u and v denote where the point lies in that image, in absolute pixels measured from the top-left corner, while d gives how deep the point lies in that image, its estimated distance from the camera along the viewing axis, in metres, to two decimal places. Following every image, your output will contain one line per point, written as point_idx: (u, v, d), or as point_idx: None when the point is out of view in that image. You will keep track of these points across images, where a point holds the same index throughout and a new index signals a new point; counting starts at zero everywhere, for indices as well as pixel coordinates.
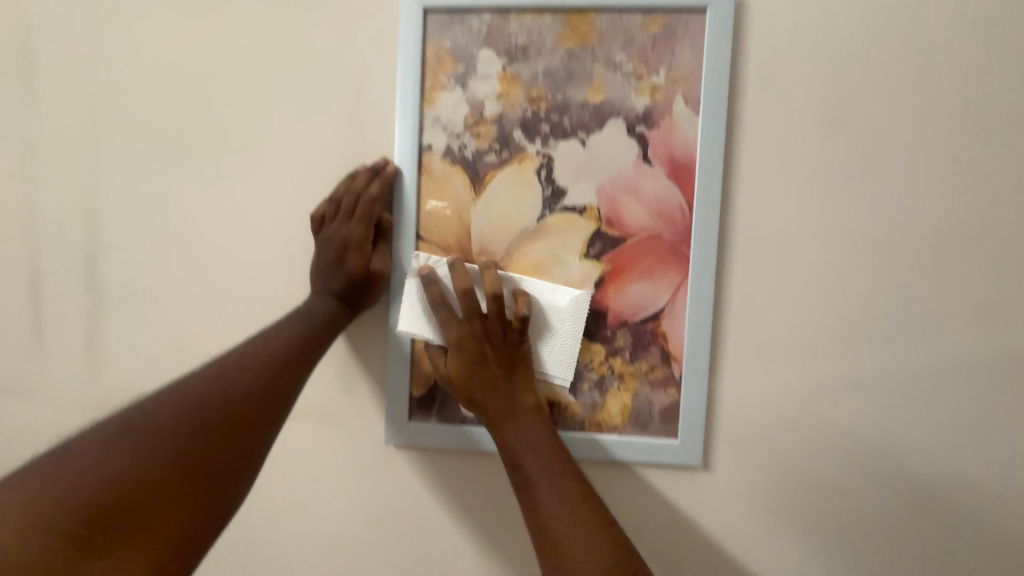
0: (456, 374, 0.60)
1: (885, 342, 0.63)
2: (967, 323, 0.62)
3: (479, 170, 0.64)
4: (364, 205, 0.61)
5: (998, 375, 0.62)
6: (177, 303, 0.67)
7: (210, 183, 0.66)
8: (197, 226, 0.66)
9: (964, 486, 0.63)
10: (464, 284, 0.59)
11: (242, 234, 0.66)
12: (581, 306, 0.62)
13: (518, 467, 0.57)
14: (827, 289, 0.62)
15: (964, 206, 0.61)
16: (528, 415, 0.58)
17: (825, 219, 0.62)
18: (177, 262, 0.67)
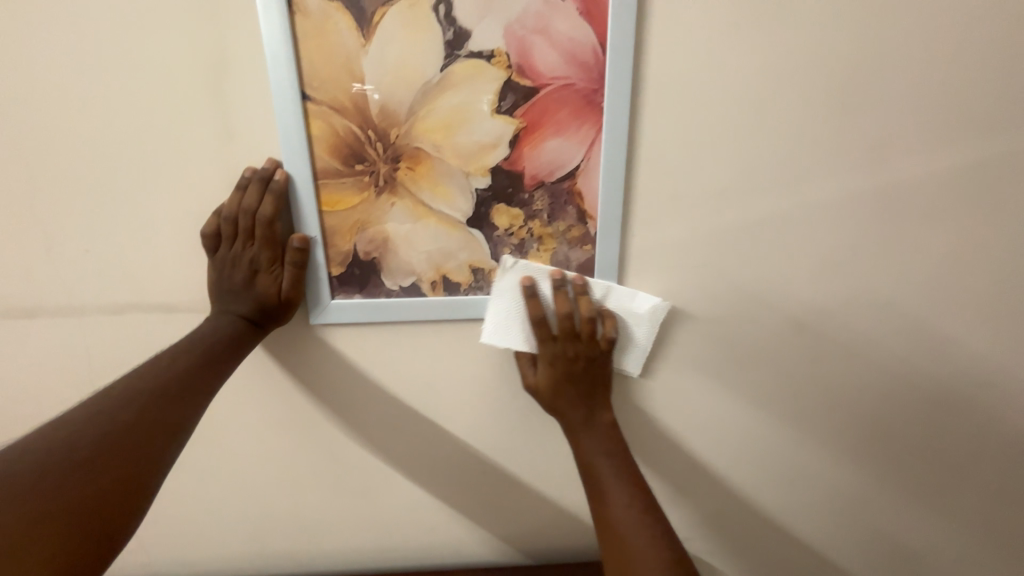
0: (545, 385, 0.67)
1: (782, 184, 0.67)
2: (854, 160, 0.67)
3: (365, 7, 0.55)
4: (263, 228, 0.59)
5: (865, 231, 0.70)
6: (27, 198, 0.61)
7: (27, 47, 0.56)
8: (25, 104, 0.58)
9: (827, 327, 0.75)
10: (565, 309, 0.64)
11: (94, 99, 0.58)
12: (656, 314, 0.69)
13: (591, 470, 0.64)
14: (729, 145, 0.64)
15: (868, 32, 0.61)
16: (602, 432, 0.65)
17: (731, 72, 0.61)
18: (13, 150, 0.59)
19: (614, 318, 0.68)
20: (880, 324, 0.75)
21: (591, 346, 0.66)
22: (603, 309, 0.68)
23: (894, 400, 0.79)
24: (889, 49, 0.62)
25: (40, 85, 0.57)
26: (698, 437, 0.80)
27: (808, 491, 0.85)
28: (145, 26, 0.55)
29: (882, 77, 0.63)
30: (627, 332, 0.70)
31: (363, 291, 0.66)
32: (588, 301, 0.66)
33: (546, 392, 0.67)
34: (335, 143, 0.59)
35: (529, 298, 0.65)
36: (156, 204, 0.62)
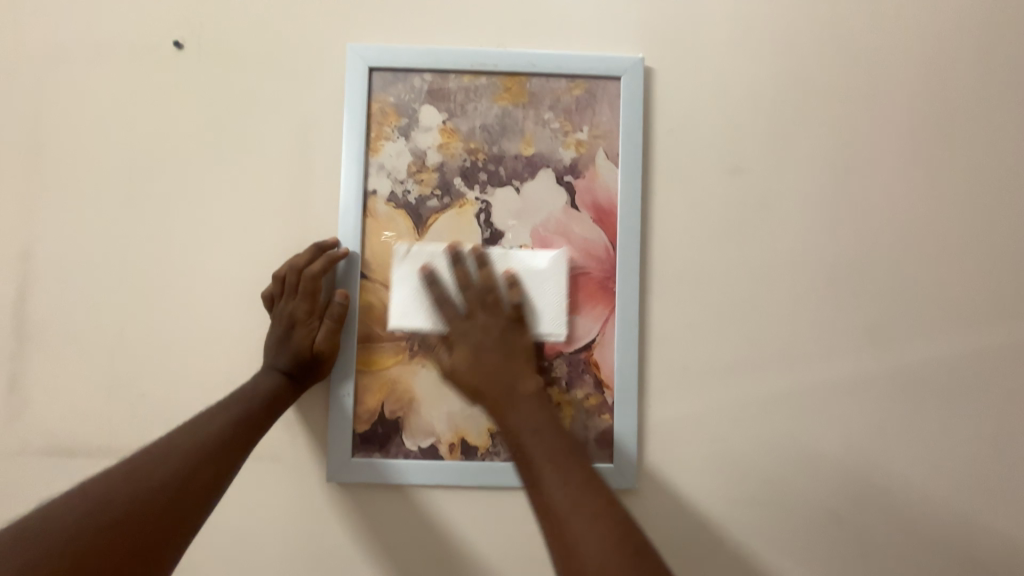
0: (460, 362, 0.59)
1: (790, 360, 0.70)
2: (856, 341, 0.71)
3: (422, 213, 0.69)
4: (307, 281, 0.64)
5: (880, 408, 0.71)
6: (106, 341, 0.69)
7: (150, 228, 0.70)
8: (132, 269, 0.70)
9: (863, 511, 0.70)
10: (463, 280, 0.63)
11: (187, 268, 0.69)
12: (558, 265, 0.68)
13: (524, 460, 0.48)
14: (734, 324, 0.70)
15: (846, 235, 0.71)
16: (528, 403, 0.52)
17: (729, 265, 0.70)
18: (109, 303, 0.69)
19: (519, 281, 0.66)
20: (920, 509, 0.70)
21: (497, 317, 0.62)
22: (504, 273, 0.66)
23: None
24: (868, 248, 0.71)
25: (153, 256, 0.69)
26: None
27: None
28: (244, 217, 0.69)
29: (865, 271, 0.71)
30: (533, 294, 0.67)
31: (384, 450, 0.68)
32: (487, 272, 0.63)
33: (460, 368, 0.58)
34: (380, 312, 0.68)
35: (427, 279, 0.64)
36: (215, 356, 0.69)
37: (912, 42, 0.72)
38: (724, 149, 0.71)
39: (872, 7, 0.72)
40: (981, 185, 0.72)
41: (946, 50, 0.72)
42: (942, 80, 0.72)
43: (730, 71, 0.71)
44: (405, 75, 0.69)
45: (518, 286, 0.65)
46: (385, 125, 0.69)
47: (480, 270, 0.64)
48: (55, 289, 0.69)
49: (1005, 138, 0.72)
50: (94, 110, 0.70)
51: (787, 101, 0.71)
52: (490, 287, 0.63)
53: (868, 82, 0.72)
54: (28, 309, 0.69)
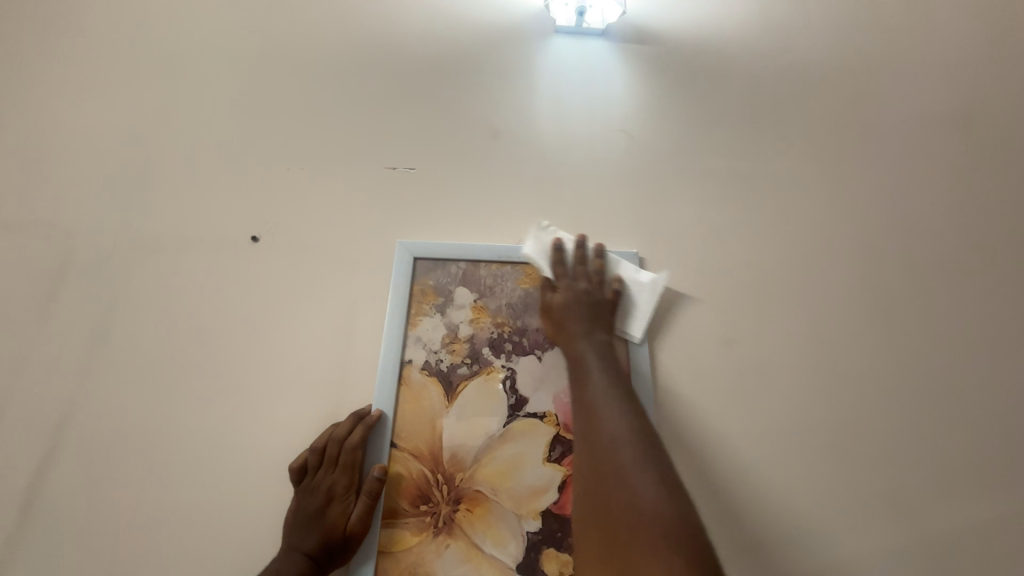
0: (557, 307, 0.76)
1: (799, 522, 0.74)
2: (852, 502, 0.76)
3: (453, 380, 0.75)
4: (347, 453, 0.66)
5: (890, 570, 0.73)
6: (115, 517, 0.67)
7: (188, 394, 0.73)
8: (161, 436, 0.71)
9: None
10: (581, 259, 0.80)
11: (215, 435, 0.71)
12: (656, 286, 0.80)
13: (583, 383, 0.67)
14: (744, 487, 0.75)
15: (828, 403, 0.80)
16: (601, 352, 0.70)
17: (730, 427, 0.78)
18: (128, 473, 0.69)
19: (624, 282, 0.80)
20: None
21: (595, 290, 0.77)
22: (617, 275, 0.80)
23: None
24: (847, 415, 0.80)
25: (185, 422, 0.72)
26: None
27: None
28: (282, 385, 0.74)
29: (849, 434, 0.79)
30: (631, 296, 0.80)
31: None
32: (602, 263, 0.80)
33: (557, 311, 0.76)
34: (407, 484, 0.68)
35: (555, 247, 0.80)
36: (228, 535, 0.66)
37: (842, 239, 0.90)
38: (713, 324, 0.82)
39: (809, 213, 0.92)
40: (929, 359, 0.84)
41: (873, 246, 0.90)
42: (877, 269, 0.89)
43: (709, 260, 0.87)
44: (443, 263, 0.82)
45: (619, 282, 0.79)
46: (424, 303, 0.79)
47: (599, 263, 0.80)
48: (77, 458, 0.70)
49: (937, 319, 0.87)
50: (167, 290, 0.80)
51: (759, 284, 0.86)
52: (599, 271, 0.79)
53: (820, 270, 0.88)
54: (47, 481, 0.68)
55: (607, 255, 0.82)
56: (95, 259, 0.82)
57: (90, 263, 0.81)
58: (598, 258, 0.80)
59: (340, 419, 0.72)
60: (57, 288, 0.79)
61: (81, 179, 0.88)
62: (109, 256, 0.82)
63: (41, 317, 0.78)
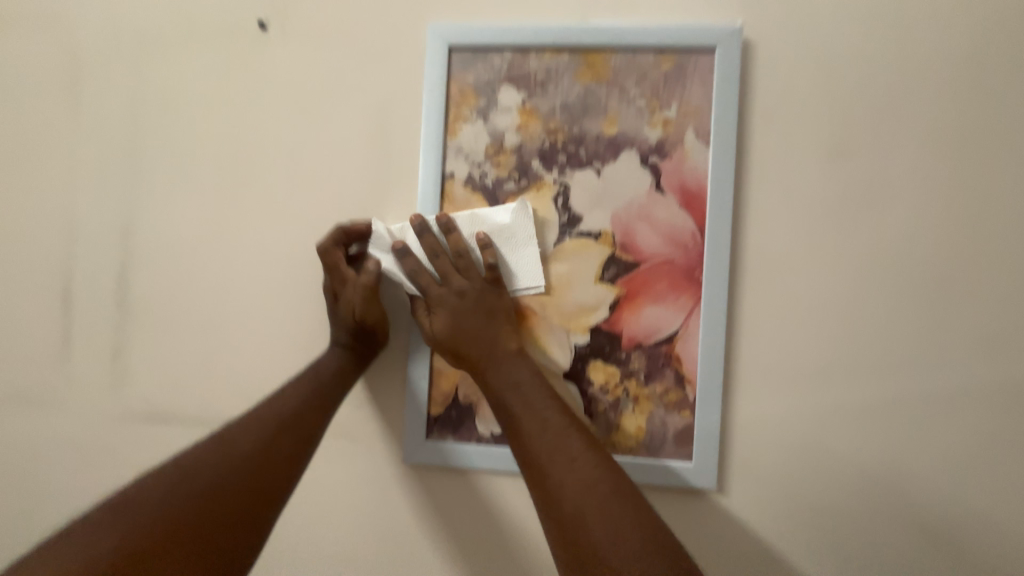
0: (443, 331, 0.61)
1: (898, 353, 0.64)
2: (976, 335, 0.63)
3: (498, 197, 0.67)
4: (332, 255, 0.64)
5: (1005, 406, 0.63)
6: (192, 315, 0.72)
7: (232, 206, 0.72)
8: (215, 247, 0.72)
9: (978, 523, 0.63)
10: (433, 250, 0.63)
11: (265, 246, 0.71)
12: (522, 213, 0.64)
13: (501, 407, 0.57)
14: (838, 313, 0.64)
15: (970, 226, 0.63)
16: (509, 357, 0.59)
17: (829, 248, 0.64)
18: (194, 278, 0.73)
19: (491, 243, 0.63)
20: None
21: (470, 282, 0.62)
22: (477, 235, 0.64)
23: None
24: (996, 243, 0.63)
25: (235, 234, 0.72)
26: None
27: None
28: (321, 199, 0.70)
29: (991, 258, 0.63)
30: (506, 256, 0.65)
31: (455, 434, 0.67)
32: (456, 237, 0.63)
33: (443, 336, 0.61)
34: None
35: (401, 255, 0.63)
36: (292, 335, 0.70)
37: None
38: (828, 125, 0.64)
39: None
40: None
41: None
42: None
43: (840, 37, 0.64)
44: (485, 54, 0.67)
45: (489, 250, 0.63)
46: (464, 107, 0.67)
47: (455, 239, 0.63)
48: (150, 264, 0.74)
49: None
50: (186, 93, 0.72)
51: (906, 71, 0.63)
52: (460, 251, 0.63)
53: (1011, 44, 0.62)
54: (130, 282, 0.74)
55: (455, 224, 0.64)
56: (103, 58, 0.74)
57: (100, 62, 0.74)
58: (450, 235, 0.63)
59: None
60: (78, 93, 0.74)
61: None
62: (118, 54, 0.73)
63: (73, 126, 0.74)
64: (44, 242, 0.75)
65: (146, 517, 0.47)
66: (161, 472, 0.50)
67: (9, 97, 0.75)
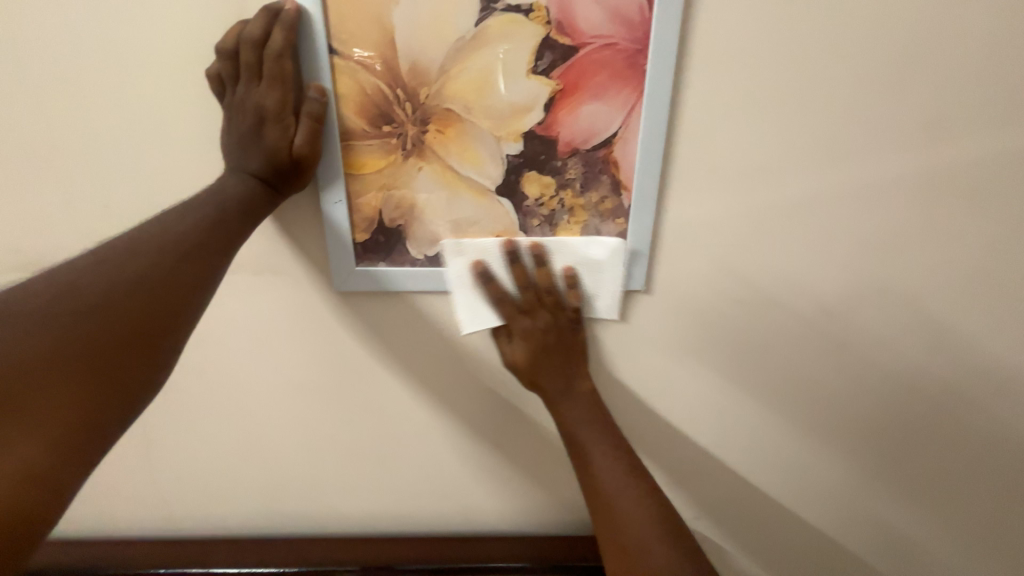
0: (522, 361, 0.66)
1: (832, 147, 0.63)
2: (912, 120, 0.61)
3: None
4: (272, 62, 0.51)
5: (919, 194, 0.65)
6: (29, 143, 0.58)
7: None
8: (21, 43, 0.54)
9: (867, 304, 0.71)
10: (523, 280, 0.64)
11: (93, 39, 0.54)
12: (616, 256, 0.65)
13: (575, 441, 0.65)
14: (780, 103, 0.60)
15: None
16: (586, 399, 0.66)
17: (786, 23, 0.56)
18: (11, 91, 0.56)
19: (576, 278, 0.66)
20: (922, 317, 0.71)
21: (555, 316, 0.66)
22: (563, 269, 0.66)
23: (931, 379, 0.76)
24: (961, 14, 0.57)
25: (42, 22, 0.53)
26: (717, 410, 0.78)
27: (822, 496, 0.84)
28: None
29: (953, 28, 0.57)
30: (586, 288, 0.67)
31: (387, 260, 0.64)
32: (547, 273, 0.65)
33: (523, 366, 0.66)
34: (362, 100, 0.56)
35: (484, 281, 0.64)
36: (171, 162, 0.59)
37: None
38: None
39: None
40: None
41: None
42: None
43: None
44: None
45: (574, 288, 0.66)
46: None
47: (545, 276, 0.65)
48: None
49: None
50: None
51: None
52: (550, 288, 0.65)
53: None
54: None
55: (549, 257, 0.65)
56: None
57: None
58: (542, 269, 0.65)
59: (249, 15, 0.53)
60: None
61: None
62: None
63: None
64: None
65: (28, 322, 0.40)
66: (52, 278, 0.43)
67: None
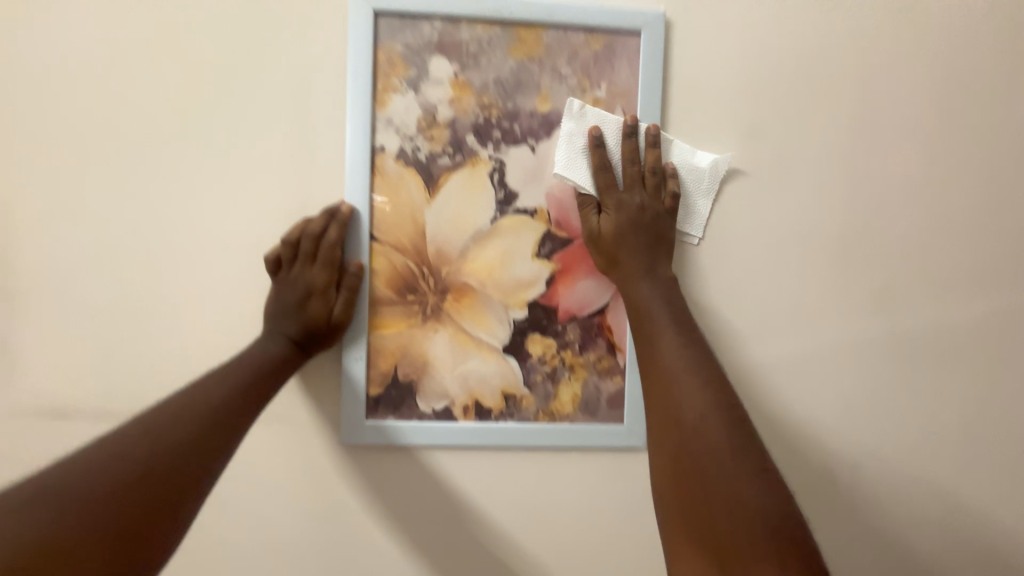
0: (609, 233, 0.64)
1: (803, 317, 0.71)
2: (864, 295, 0.71)
3: (433, 172, 0.66)
4: (325, 250, 0.62)
5: (884, 357, 0.72)
6: (91, 302, 0.65)
7: (133, 179, 0.65)
8: (115, 225, 0.65)
9: (865, 461, 0.72)
10: (632, 155, 0.64)
11: (175, 225, 0.65)
12: (717, 171, 0.67)
13: (654, 342, 0.59)
14: (750, 282, 0.70)
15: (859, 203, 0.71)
16: (666, 287, 0.63)
17: (744, 223, 0.69)
18: (91, 261, 0.65)
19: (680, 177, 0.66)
20: (917, 471, 0.73)
21: (659, 201, 0.65)
22: (670, 164, 0.66)
23: (948, 540, 0.73)
24: (882, 218, 0.71)
25: (138, 212, 0.65)
26: None
27: None
28: (240, 174, 0.65)
29: (875, 228, 0.71)
30: (691, 194, 0.67)
31: (396, 413, 0.67)
32: (656, 154, 0.65)
33: (608, 236, 0.64)
34: (391, 275, 0.66)
35: (595, 143, 0.64)
36: (214, 321, 0.66)
37: None
38: (744, 108, 0.68)
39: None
40: (993, 157, 0.72)
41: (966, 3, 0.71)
42: (963, 46, 0.71)
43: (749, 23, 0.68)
44: (413, 21, 0.64)
45: (676, 179, 0.66)
46: (393, 76, 0.64)
47: (655, 157, 0.65)
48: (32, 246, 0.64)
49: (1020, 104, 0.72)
50: (67, 45, 0.63)
51: (809, 59, 0.69)
52: (655, 168, 0.65)
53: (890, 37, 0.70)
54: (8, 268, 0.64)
55: (659, 140, 0.65)
56: None
57: None
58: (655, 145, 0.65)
59: (309, 212, 0.66)
60: None
61: None
62: None
63: None
64: None
65: (69, 498, 0.41)
66: (100, 445, 0.45)
67: None
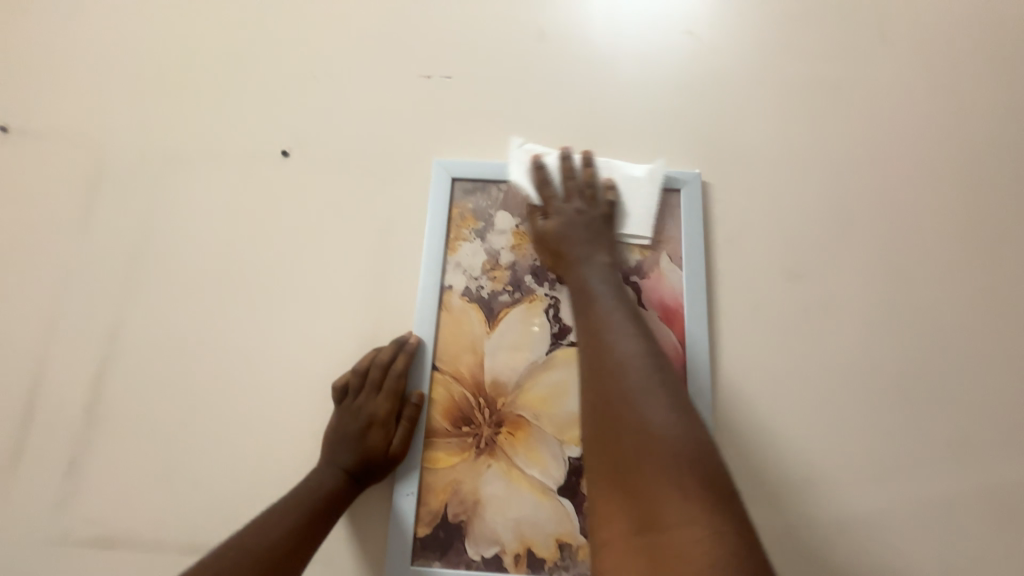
0: (552, 232, 0.68)
1: (878, 464, 0.66)
2: (945, 442, 0.66)
3: (494, 307, 0.72)
4: (392, 380, 0.66)
5: (986, 516, 0.64)
6: (167, 423, 0.69)
7: (229, 310, 0.73)
8: (204, 350, 0.72)
9: None
10: (569, 172, 0.71)
11: (256, 351, 0.71)
12: (655, 177, 0.73)
13: (590, 316, 0.59)
14: (814, 422, 0.67)
15: (921, 344, 0.69)
16: (598, 271, 0.64)
17: (800, 360, 0.69)
18: (177, 382, 0.71)
19: (617, 188, 0.73)
20: None
21: (587, 172, 0.72)
22: (609, 181, 0.73)
23: None
24: (947, 357, 0.69)
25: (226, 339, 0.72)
26: None
27: None
28: (321, 307, 0.73)
29: (945, 369, 0.68)
30: (625, 201, 0.73)
31: (443, 559, 0.63)
32: (592, 170, 0.72)
33: (552, 236, 0.68)
34: (449, 405, 0.68)
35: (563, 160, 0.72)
36: (275, 446, 0.68)
37: (949, 148, 0.76)
38: (783, 252, 0.73)
39: (914, 122, 0.77)
40: None
41: (994, 158, 0.75)
42: (998, 189, 0.74)
43: (780, 181, 0.75)
44: (483, 185, 0.76)
45: (614, 190, 0.72)
46: (464, 227, 0.75)
47: (591, 173, 0.72)
48: (131, 367, 0.72)
49: None
50: (201, 202, 0.77)
51: (843, 209, 0.74)
52: (591, 182, 0.71)
53: (922, 188, 0.75)
54: (104, 387, 0.71)
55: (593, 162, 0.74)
56: (125, 172, 0.79)
57: (120, 176, 0.79)
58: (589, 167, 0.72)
59: (379, 342, 0.71)
60: (90, 203, 0.78)
61: (104, 78, 0.83)
62: (137, 168, 0.79)
63: (77, 230, 0.77)
64: (19, 347, 0.73)
65: None
66: None
67: (20, 191, 0.79)
